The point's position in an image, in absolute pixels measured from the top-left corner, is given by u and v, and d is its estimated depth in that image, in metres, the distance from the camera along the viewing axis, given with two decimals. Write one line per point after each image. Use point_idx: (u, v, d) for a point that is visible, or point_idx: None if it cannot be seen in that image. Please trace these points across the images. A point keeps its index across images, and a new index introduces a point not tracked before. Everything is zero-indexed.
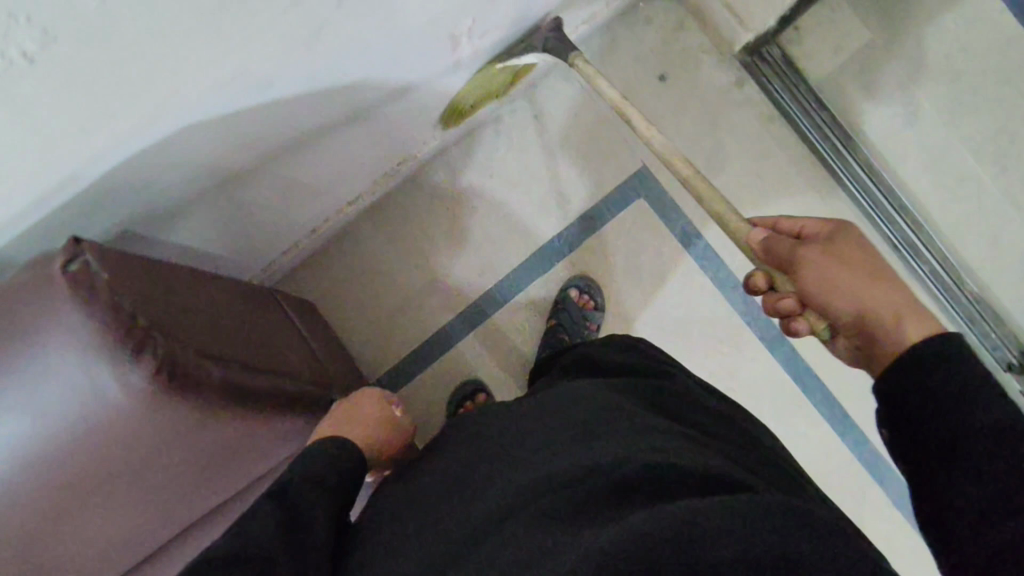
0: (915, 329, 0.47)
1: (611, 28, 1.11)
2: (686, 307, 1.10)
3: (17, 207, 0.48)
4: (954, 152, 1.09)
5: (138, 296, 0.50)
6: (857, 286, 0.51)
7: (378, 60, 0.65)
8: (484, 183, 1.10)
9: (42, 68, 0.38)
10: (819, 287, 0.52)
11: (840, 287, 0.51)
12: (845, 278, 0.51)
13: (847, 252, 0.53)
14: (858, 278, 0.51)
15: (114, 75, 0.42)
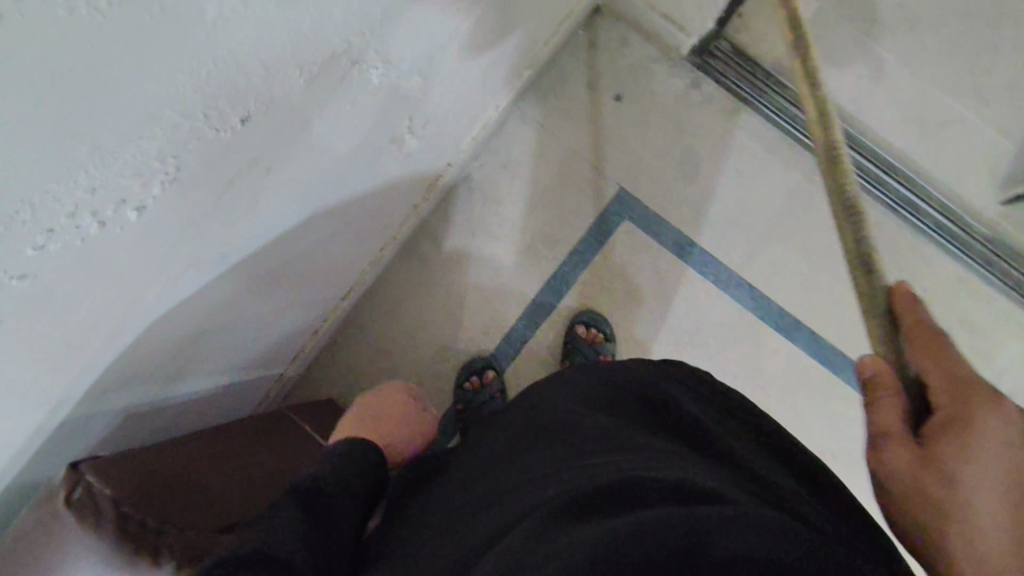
0: None
1: (556, 62, 1.11)
2: (696, 315, 1.08)
3: (20, 462, 0.49)
4: (928, 99, 1.08)
5: (133, 487, 0.55)
6: (996, 475, 0.39)
7: (338, 188, 0.67)
8: (469, 243, 1.10)
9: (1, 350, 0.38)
10: (928, 491, 0.40)
11: (975, 485, 0.39)
12: (977, 470, 0.39)
13: (949, 471, 0.40)
14: (978, 480, 0.39)
15: (71, 318, 0.42)
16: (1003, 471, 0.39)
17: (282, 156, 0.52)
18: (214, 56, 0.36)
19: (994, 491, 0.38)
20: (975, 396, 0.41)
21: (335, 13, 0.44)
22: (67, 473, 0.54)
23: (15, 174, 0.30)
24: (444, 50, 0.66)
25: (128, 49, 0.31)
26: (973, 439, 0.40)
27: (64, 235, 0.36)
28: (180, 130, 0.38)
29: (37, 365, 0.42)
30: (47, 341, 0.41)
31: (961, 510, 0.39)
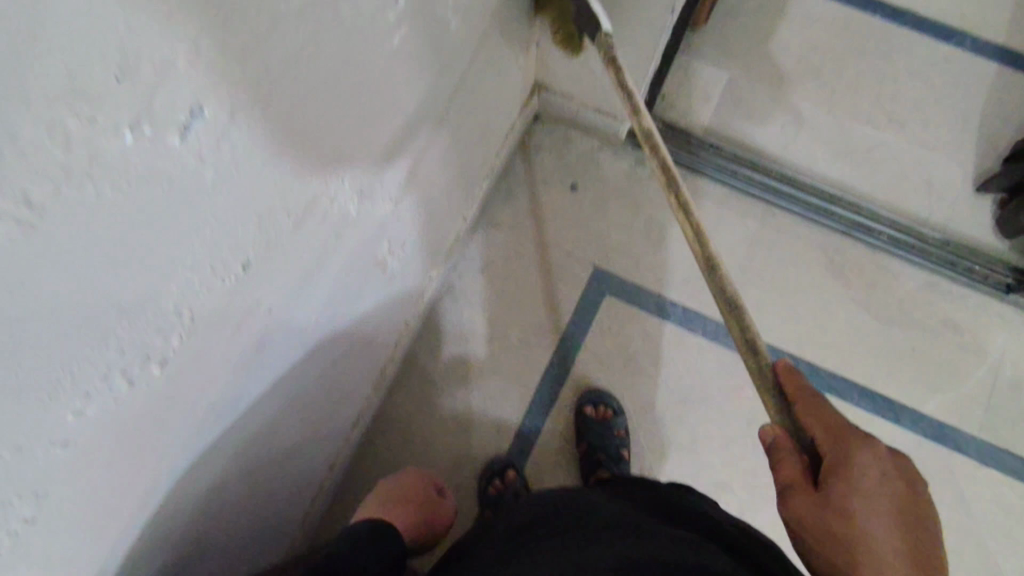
0: None
1: (511, 168, 1.20)
2: (696, 371, 1.11)
3: None
4: (848, 133, 1.21)
5: None
6: (875, 505, 0.54)
7: (333, 318, 0.71)
8: (464, 348, 1.13)
9: (41, 523, 0.38)
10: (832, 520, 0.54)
11: (868, 519, 0.53)
12: (868, 506, 0.53)
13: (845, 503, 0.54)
14: (865, 511, 0.53)
15: (105, 481, 0.43)
16: (880, 502, 0.54)
17: (281, 295, 0.56)
18: (215, 213, 0.42)
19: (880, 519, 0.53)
20: (849, 444, 0.56)
21: (311, 160, 0.50)
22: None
23: (58, 342, 0.33)
24: (408, 177, 0.73)
25: (144, 219, 0.36)
26: (858, 481, 0.54)
27: (99, 397, 0.38)
28: (192, 283, 0.43)
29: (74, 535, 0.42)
30: (82, 509, 0.42)
31: (862, 536, 0.53)
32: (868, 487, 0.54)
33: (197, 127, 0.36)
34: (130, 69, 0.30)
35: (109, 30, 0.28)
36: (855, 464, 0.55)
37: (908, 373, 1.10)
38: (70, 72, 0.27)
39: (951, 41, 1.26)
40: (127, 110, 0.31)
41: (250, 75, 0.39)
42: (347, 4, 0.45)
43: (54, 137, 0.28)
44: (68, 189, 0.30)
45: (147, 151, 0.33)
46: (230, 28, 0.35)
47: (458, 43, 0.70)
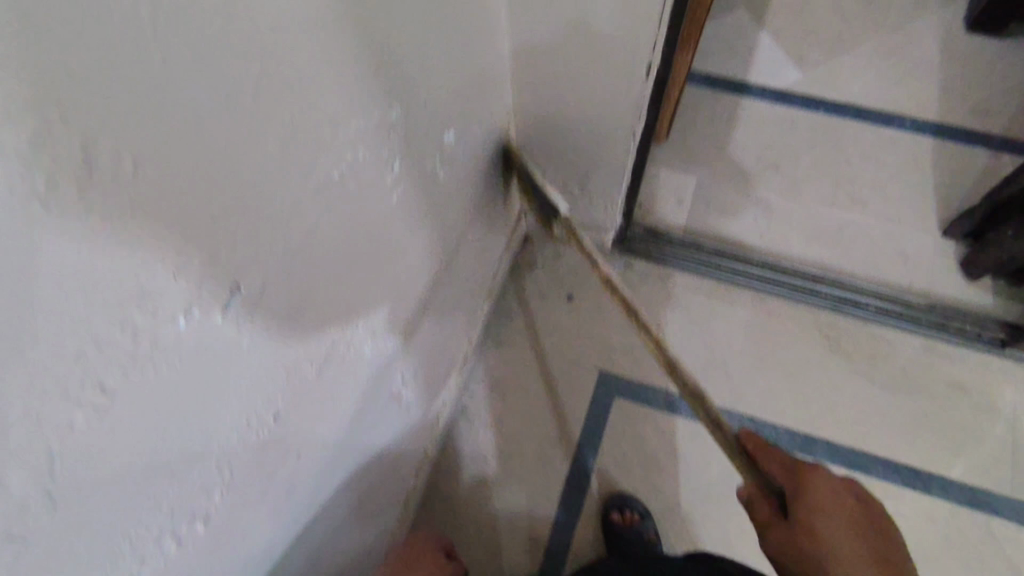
0: None
1: (509, 287, 1.27)
2: (717, 463, 1.11)
3: None
4: (817, 217, 1.29)
5: None
6: (831, 517, 0.63)
7: (356, 455, 0.74)
8: (484, 468, 1.13)
9: None
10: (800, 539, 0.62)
11: (832, 533, 0.61)
12: (829, 522, 0.62)
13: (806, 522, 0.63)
14: (824, 524, 0.62)
15: None
16: (835, 514, 0.63)
17: (308, 440, 0.59)
18: (250, 373, 0.46)
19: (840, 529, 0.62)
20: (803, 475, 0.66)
21: (329, 311, 0.56)
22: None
23: (118, 511, 0.37)
24: (415, 312, 0.79)
25: (193, 389, 0.40)
26: (814, 500, 0.64)
27: (152, 560, 0.41)
28: (231, 440, 0.47)
29: None
30: None
31: (828, 544, 0.61)
32: (825, 506, 0.63)
33: (235, 303, 0.42)
34: (184, 266, 0.36)
35: (168, 238, 0.35)
36: (810, 489, 0.64)
37: (926, 438, 1.10)
38: (138, 276, 0.33)
39: (892, 125, 1.38)
40: (181, 300, 0.37)
41: (276, 252, 0.45)
42: (353, 178, 0.53)
43: (126, 331, 0.34)
44: (134, 372, 0.35)
45: (196, 331, 0.39)
46: (260, 217, 0.42)
47: (448, 190, 0.78)
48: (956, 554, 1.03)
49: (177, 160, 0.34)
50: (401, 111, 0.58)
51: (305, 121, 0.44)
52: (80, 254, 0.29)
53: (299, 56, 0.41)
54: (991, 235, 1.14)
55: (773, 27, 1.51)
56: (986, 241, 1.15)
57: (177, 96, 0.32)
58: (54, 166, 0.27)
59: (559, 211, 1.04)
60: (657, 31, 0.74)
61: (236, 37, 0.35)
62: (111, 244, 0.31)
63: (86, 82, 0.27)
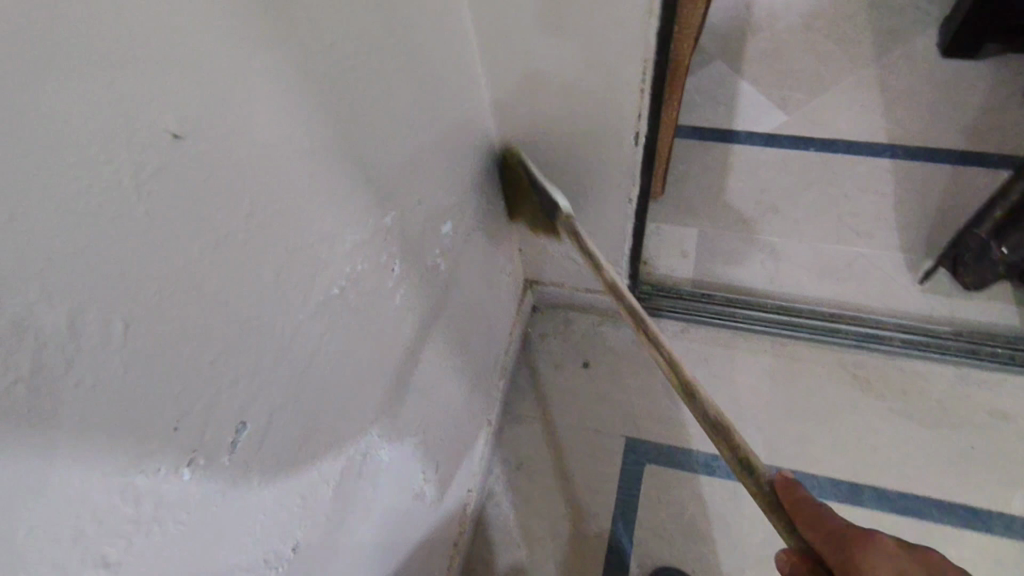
0: None
1: (523, 360, 1.25)
2: (760, 523, 1.06)
3: None
4: (824, 254, 1.28)
5: None
6: None
7: (383, 567, 0.70)
8: (517, 555, 1.07)
9: None
10: None
11: None
12: None
13: None
14: None
15: None
16: None
17: (330, 565, 0.56)
18: (264, 509, 0.44)
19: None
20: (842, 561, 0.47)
21: (340, 426, 0.54)
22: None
23: None
24: (429, 406, 0.77)
25: (202, 540, 0.38)
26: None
27: None
28: None
29: None
30: None
31: None
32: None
33: (242, 441, 0.40)
34: (185, 414, 0.35)
35: (167, 390, 0.33)
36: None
37: (977, 472, 1.04)
38: (138, 435, 0.32)
39: (884, 156, 1.38)
40: (185, 450, 0.35)
41: (283, 379, 0.44)
42: (353, 290, 0.53)
43: (127, 497, 0.32)
44: (138, 536, 0.33)
45: (202, 479, 0.37)
46: (264, 347, 0.41)
47: (451, 279, 0.78)
48: None
49: (171, 308, 0.33)
50: (397, 215, 0.59)
51: (301, 244, 0.44)
52: (75, 424, 0.28)
53: (290, 183, 0.42)
54: (974, 258, 1.11)
55: (751, 76, 1.54)
56: (970, 264, 1.12)
57: (167, 246, 0.32)
58: (42, 343, 0.26)
59: (561, 207, 0.86)
60: (640, 102, 0.75)
61: (224, 179, 0.35)
62: (107, 408, 0.30)
63: (73, 253, 0.27)
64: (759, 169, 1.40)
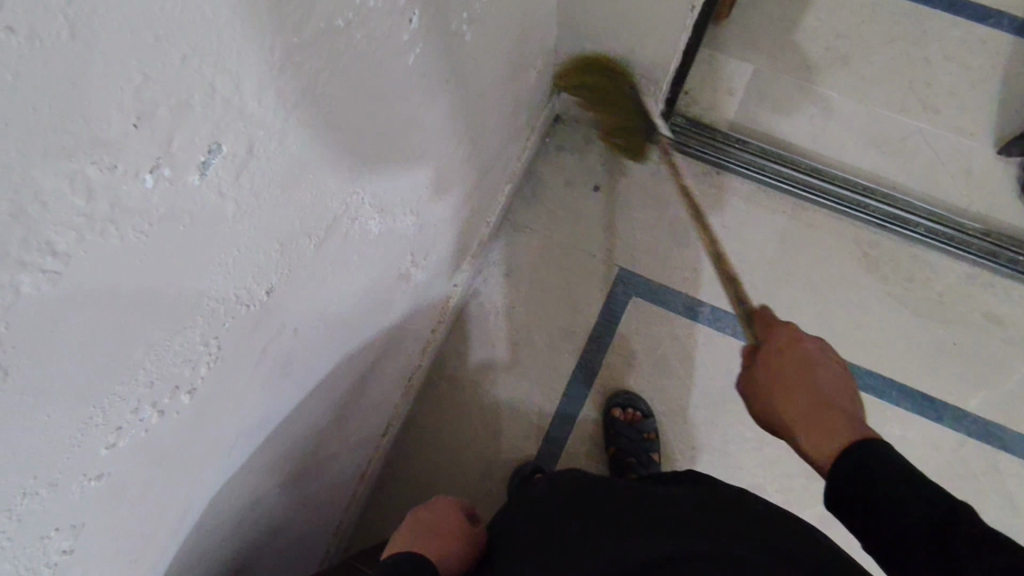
0: (827, 433, 0.55)
1: (534, 171, 1.19)
2: (726, 372, 1.09)
3: None
4: (881, 122, 1.17)
5: None
6: (801, 372, 0.60)
7: (360, 331, 0.71)
8: (490, 352, 1.12)
9: (81, 538, 0.40)
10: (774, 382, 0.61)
11: (791, 378, 0.60)
12: (791, 364, 0.61)
13: (781, 373, 0.61)
14: (792, 376, 0.60)
15: (148, 493, 0.44)
16: (804, 367, 0.60)
17: (305, 315, 0.56)
18: (237, 244, 0.42)
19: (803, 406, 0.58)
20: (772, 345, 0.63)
21: (330, 182, 0.50)
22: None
23: (84, 382, 0.34)
24: (427, 188, 0.73)
25: (166, 258, 0.36)
26: (780, 347, 0.62)
27: (131, 429, 0.40)
28: (217, 313, 0.43)
29: (109, 550, 0.43)
30: (125, 515, 0.43)
31: (791, 392, 0.59)
32: (787, 375, 0.60)
33: (216, 164, 0.37)
34: (147, 113, 0.31)
35: (128, 78, 0.29)
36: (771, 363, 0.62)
37: (949, 367, 1.05)
38: (89, 119, 0.28)
39: (984, 22, 1.21)
40: (149, 154, 0.32)
41: (267, 107, 0.39)
42: (362, 28, 0.46)
43: (77, 187, 0.29)
44: (91, 233, 0.31)
45: (168, 192, 0.34)
46: (247, 65, 0.36)
47: (475, 51, 0.69)
48: (957, 483, 1.01)
49: None
50: None
51: None
52: (9, 81, 0.24)
53: None
54: None
55: None
56: None
57: None
58: None
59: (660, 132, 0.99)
60: None
61: None
62: (52, 74, 0.25)
63: None
64: (845, 8, 1.23)
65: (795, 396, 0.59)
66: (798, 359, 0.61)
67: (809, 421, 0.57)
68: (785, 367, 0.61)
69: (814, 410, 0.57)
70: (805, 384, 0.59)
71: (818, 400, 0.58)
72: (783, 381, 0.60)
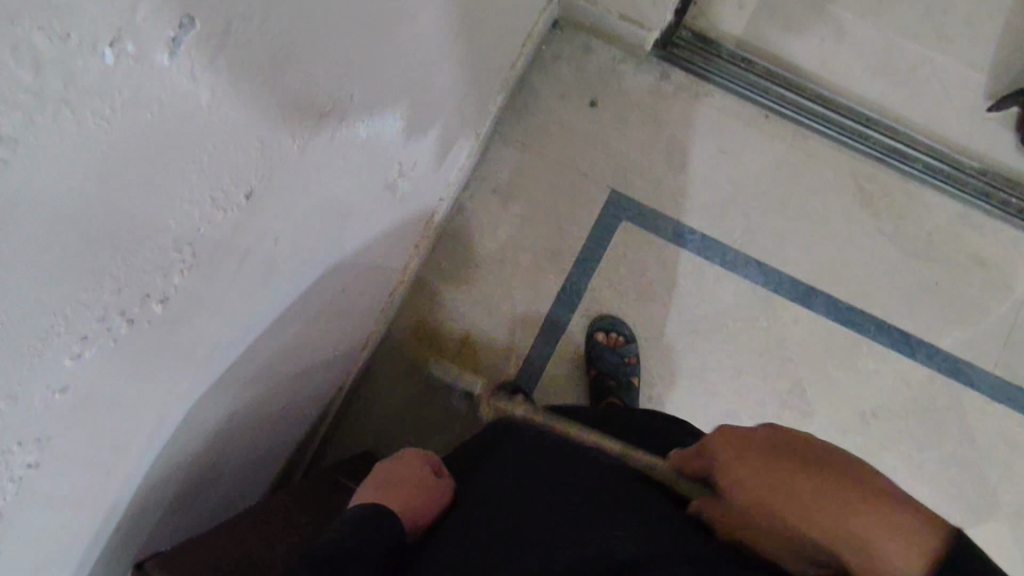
0: (870, 532, 0.40)
1: (527, 81, 1.12)
2: (710, 301, 1.08)
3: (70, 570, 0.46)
4: (893, 48, 1.11)
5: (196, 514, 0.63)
6: (783, 470, 0.46)
7: (343, 242, 0.67)
8: (473, 270, 1.09)
9: (51, 450, 0.37)
10: (764, 500, 0.45)
11: (772, 484, 0.45)
12: (763, 471, 0.47)
13: (768, 483, 0.46)
14: (776, 479, 0.45)
15: (123, 403, 0.42)
16: (779, 463, 0.46)
17: (287, 224, 0.52)
18: (213, 138, 0.37)
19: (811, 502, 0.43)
20: (732, 463, 0.49)
21: (316, 74, 0.45)
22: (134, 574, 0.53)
23: (45, 286, 0.31)
24: (417, 92, 0.67)
25: (133, 150, 0.32)
26: (744, 461, 0.48)
27: (99, 339, 0.36)
28: (190, 217, 0.39)
29: (82, 462, 0.41)
30: (96, 425, 0.40)
31: (789, 500, 0.44)
32: (773, 482, 0.45)
33: (187, 43, 0.31)
34: None
35: None
36: (743, 477, 0.47)
37: (928, 306, 1.06)
38: None
39: None
40: (106, 22, 0.27)
41: None
42: None
43: (21, 57, 0.24)
44: (41, 116, 0.26)
45: (132, 73, 0.29)
46: None
47: None
48: (920, 416, 1.05)
49: None
50: None
51: None
52: None
53: None
54: None
55: None
56: None
57: None
58: None
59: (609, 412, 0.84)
60: None
61: None
62: None
63: None
64: None
65: (797, 496, 0.44)
66: (770, 459, 0.47)
67: (838, 525, 0.41)
68: (762, 478, 0.46)
69: (828, 506, 0.42)
70: (797, 484, 0.44)
71: (823, 490, 0.43)
72: (771, 494, 0.45)
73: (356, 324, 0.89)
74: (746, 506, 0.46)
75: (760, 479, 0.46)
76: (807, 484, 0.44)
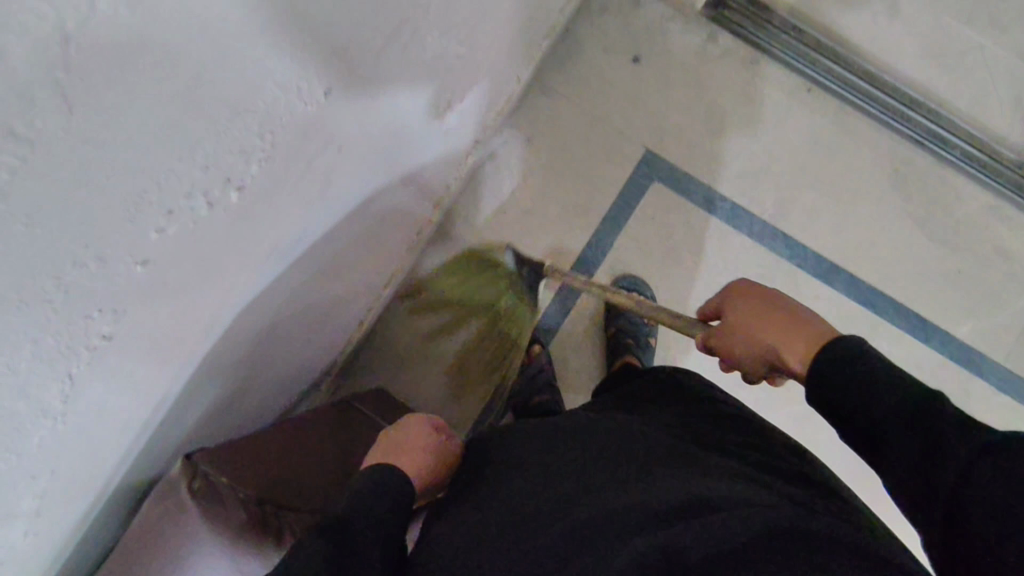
0: (794, 341, 0.56)
1: (572, 30, 1.10)
2: (734, 269, 1.08)
3: (116, 455, 0.47)
4: (945, 31, 1.10)
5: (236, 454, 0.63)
6: (755, 306, 0.60)
7: (392, 165, 0.66)
8: (501, 218, 1.08)
9: (122, 326, 0.37)
10: (739, 327, 0.61)
11: (745, 318, 0.61)
12: (744, 309, 0.61)
13: (745, 317, 0.61)
14: (750, 312, 0.61)
15: (188, 291, 0.42)
16: (756, 304, 0.61)
17: (352, 132, 0.51)
18: (311, 21, 0.36)
19: (772, 330, 0.58)
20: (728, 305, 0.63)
21: None
22: (182, 465, 0.59)
23: (148, 147, 0.30)
24: (483, 18, 0.65)
25: (245, 15, 0.31)
26: (735, 304, 0.62)
27: (181, 217, 0.36)
28: (276, 105, 0.38)
29: (145, 345, 0.41)
30: (162, 308, 0.40)
31: (757, 326, 0.59)
32: (749, 315, 0.60)
33: None
34: None
35: None
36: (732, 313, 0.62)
37: (949, 293, 1.07)
38: None
39: None
40: None
41: None
42: None
43: None
44: None
45: None
46: None
47: None
48: None
49: None
50: None
51: None
52: None
53: None
54: None
55: None
56: None
57: None
58: None
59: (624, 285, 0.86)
60: None
61: None
62: None
63: None
64: None
65: (759, 321, 0.59)
66: (754, 302, 0.61)
67: (774, 335, 0.58)
68: (743, 313, 0.61)
69: (782, 327, 0.57)
70: (762, 315, 0.59)
71: (779, 318, 0.58)
72: (748, 322, 0.60)
73: (385, 257, 0.89)
74: (723, 334, 0.63)
75: (740, 315, 0.61)
76: (772, 315, 0.59)
